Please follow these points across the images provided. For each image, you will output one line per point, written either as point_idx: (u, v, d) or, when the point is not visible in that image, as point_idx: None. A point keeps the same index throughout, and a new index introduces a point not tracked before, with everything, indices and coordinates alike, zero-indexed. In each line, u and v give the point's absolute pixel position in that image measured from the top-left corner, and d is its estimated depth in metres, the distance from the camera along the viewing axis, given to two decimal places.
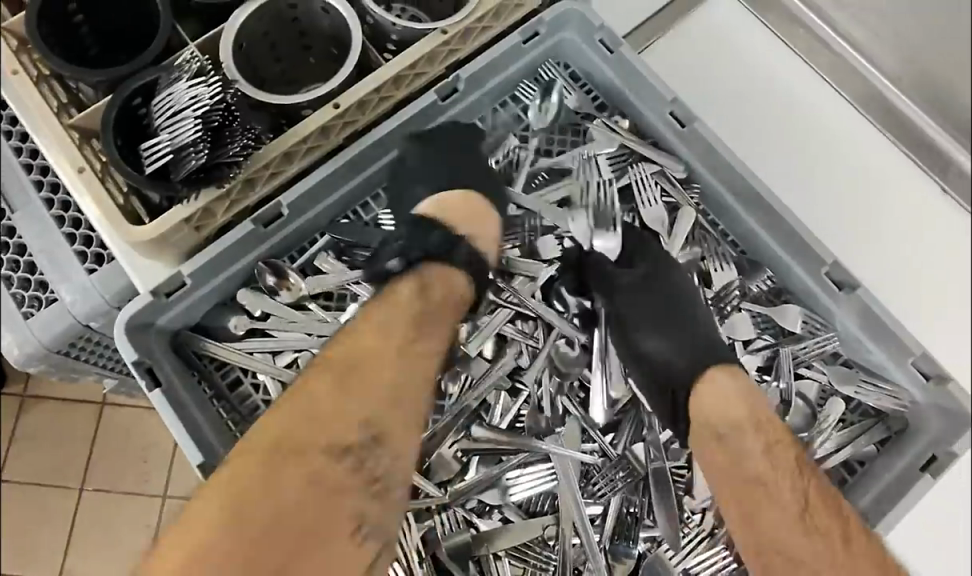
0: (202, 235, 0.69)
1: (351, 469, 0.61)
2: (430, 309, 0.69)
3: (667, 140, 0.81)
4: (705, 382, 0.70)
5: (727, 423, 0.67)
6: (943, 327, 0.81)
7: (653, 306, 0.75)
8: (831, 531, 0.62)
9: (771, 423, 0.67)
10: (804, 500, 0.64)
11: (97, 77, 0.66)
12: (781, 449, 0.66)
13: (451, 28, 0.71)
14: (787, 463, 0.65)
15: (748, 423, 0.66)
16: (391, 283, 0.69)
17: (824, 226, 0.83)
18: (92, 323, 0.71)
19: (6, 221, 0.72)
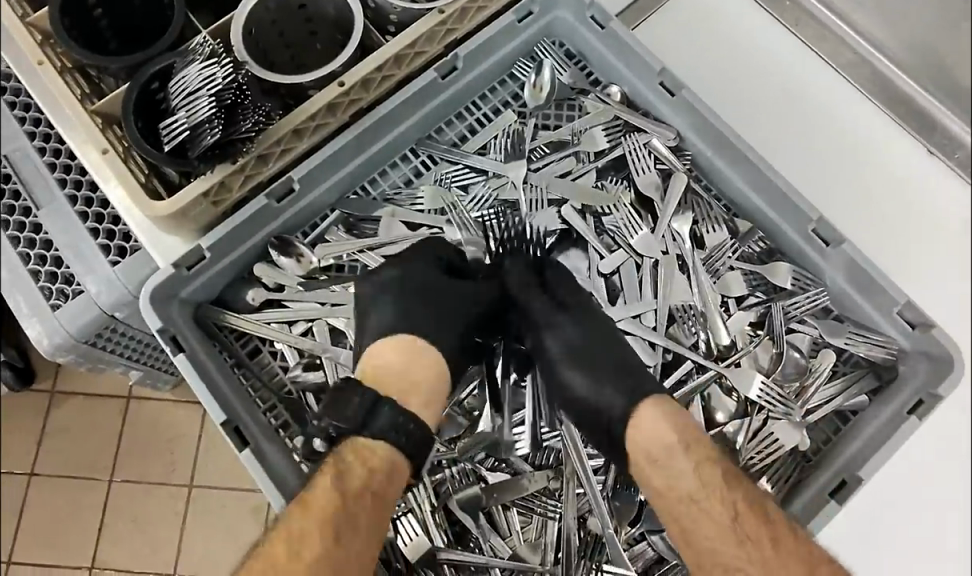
0: (219, 211, 0.74)
1: None
2: (385, 487, 0.68)
3: (658, 110, 0.85)
4: (636, 419, 0.70)
5: (660, 447, 0.69)
6: (930, 278, 0.83)
7: (578, 336, 0.76)
8: (760, 538, 0.64)
9: (700, 442, 0.69)
10: (732, 510, 0.66)
11: (116, 64, 0.71)
12: (715, 470, 0.68)
13: (446, 8, 0.76)
14: (716, 483, 0.67)
15: (679, 445, 0.68)
16: (361, 450, 0.68)
17: (821, 189, 0.86)
18: (118, 312, 0.76)
19: (32, 218, 0.77)
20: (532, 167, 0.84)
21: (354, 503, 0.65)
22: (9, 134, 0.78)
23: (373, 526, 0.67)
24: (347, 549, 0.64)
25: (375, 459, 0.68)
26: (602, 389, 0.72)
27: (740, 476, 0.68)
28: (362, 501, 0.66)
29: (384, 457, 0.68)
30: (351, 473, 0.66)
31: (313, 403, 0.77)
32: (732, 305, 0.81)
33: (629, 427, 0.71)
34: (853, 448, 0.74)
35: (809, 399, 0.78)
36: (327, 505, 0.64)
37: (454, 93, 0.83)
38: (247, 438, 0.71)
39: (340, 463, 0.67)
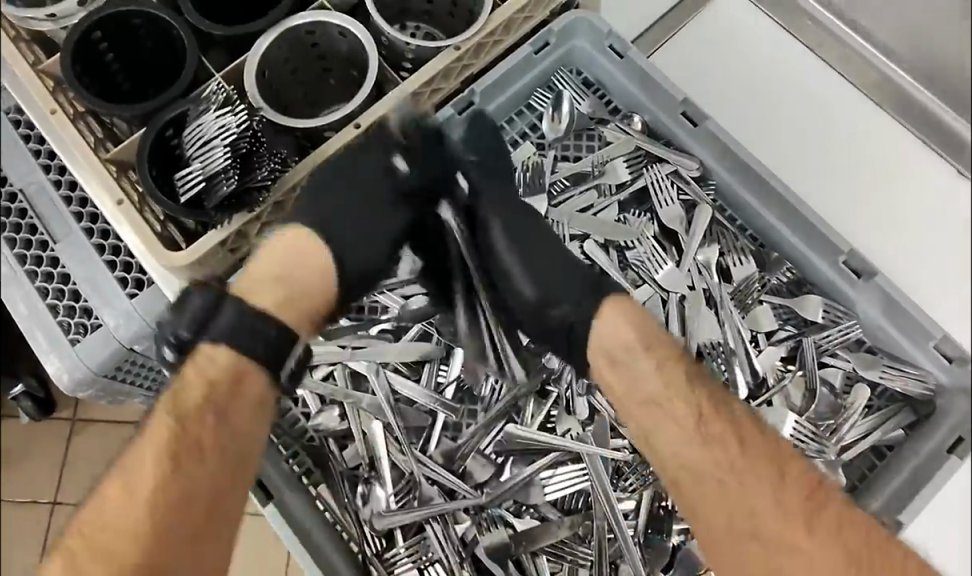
0: (235, 258, 0.73)
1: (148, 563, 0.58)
2: (219, 398, 0.63)
3: (679, 140, 0.83)
4: (599, 321, 0.69)
5: (619, 345, 0.67)
6: (947, 295, 0.83)
7: (526, 239, 0.73)
8: (725, 436, 0.64)
9: (659, 342, 0.68)
10: (698, 410, 0.65)
11: (127, 112, 0.69)
12: (679, 368, 0.67)
13: (463, 45, 0.74)
14: (679, 379, 0.66)
15: (640, 346, 0.67)
16: (199, 360, 0.64)
17: (837, 208, 0.85)
18: (138, 346, 0.74)
19: (49, 252, 0.76)
20: (554, 200, 0.83)
21: (191, 422, 0.63)
22: (26, 170, 0.78)
23: (230, 430, 0.64)
24: (192, 471, 0.62)
25: (214, 367, 0.64)
26: (551, 289, 0.71)
27: (700, 376, 0.68)
28: (200, 405, 0.63)
29: (224, 365, 0.64)
30: (183, 431, 0.62)
31: (336, 451, 0.75)
32: (762, 340, 0.79)
33: (594, 324, 0.69)
34: (891, 487, 0.72)
35: (845, 436, 0.76)
36: (161, 432, 0.62)
37: None
38: (270, 488, 0.70)
39: (179, 418, 0.62)
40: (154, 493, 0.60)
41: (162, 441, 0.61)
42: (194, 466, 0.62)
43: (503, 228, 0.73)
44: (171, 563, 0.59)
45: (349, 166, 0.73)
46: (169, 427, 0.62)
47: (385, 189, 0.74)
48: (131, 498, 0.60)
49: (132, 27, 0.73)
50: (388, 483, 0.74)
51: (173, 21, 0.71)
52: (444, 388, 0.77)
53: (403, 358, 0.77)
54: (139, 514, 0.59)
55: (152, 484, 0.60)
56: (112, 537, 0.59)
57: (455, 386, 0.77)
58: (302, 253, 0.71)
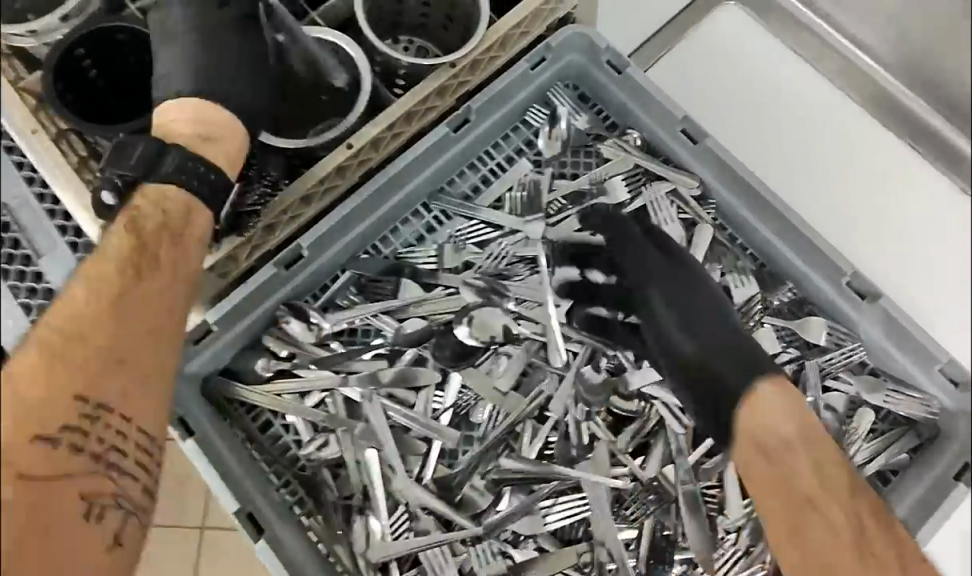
0: (225, 282, 0.71)
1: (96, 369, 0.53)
2: (176, 230, 0.60)
3: (679, 157, 0.81)
4: (753, 407, 0.66)
5: (777, 439, 0.64)
6: (952, 317, 0.81)
7: (685, 303, 0.73)
8: (885, 561, 0.61)
9: (821, 438, 0.65)
10: (855, 519, 0.62)
11: (110, 134, 0.66)
12: (833, 451, 0.65)
13: (458, 62, 0.72)
14: (836, 462, 0.64)
15: (798, 440, 0.64)
16: (153, 194, 0.61)
17: (835, 227, 0.83)
18: None
19: (32, 267, 0.74)
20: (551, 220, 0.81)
21: (150, 242, 0.58)
22: (10, 180, 0.74)
23: (182, 268, 0.60)
24: (149, 288, 0.57)
25: (171, 203, 0.61)
26: (725, 356, 0.69)
27: (858, 481, 0.65)
28: (158, 232, 0.59)
29: (178, 202, 0.61)
30: (131, 249, 0.58)
31: (330, 480, 0.73)
32: None
33: (746, 407, 0.66)
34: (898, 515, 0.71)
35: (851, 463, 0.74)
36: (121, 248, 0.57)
37: (467, 145, 0.80)
38: (261, 524, 0.68)
39: (127, 235, 0.58)
40: (97, 308, 0.54)
41: (111, 257, 0.57)
42: (140, 302, 0.56)
43: (661, 295, 0.74)
44: (114, 380, 0.54)
45: (222, 61, 0.67)
46: (128, 239, 0.58)
47: (234, 59, 0.68)
48: (74, 313, 0.54)
49: (117, 42, 0.70)
50: (382, 513, 0.72)
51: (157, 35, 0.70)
52: (440, 414, 0.75)
53: (396, 385, 0.75)
54: (93, 311, 0.54)
55: (92, 300, 0.54)
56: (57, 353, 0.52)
57: (450, 413, 0.75)
58: (196, 111, 0.65)
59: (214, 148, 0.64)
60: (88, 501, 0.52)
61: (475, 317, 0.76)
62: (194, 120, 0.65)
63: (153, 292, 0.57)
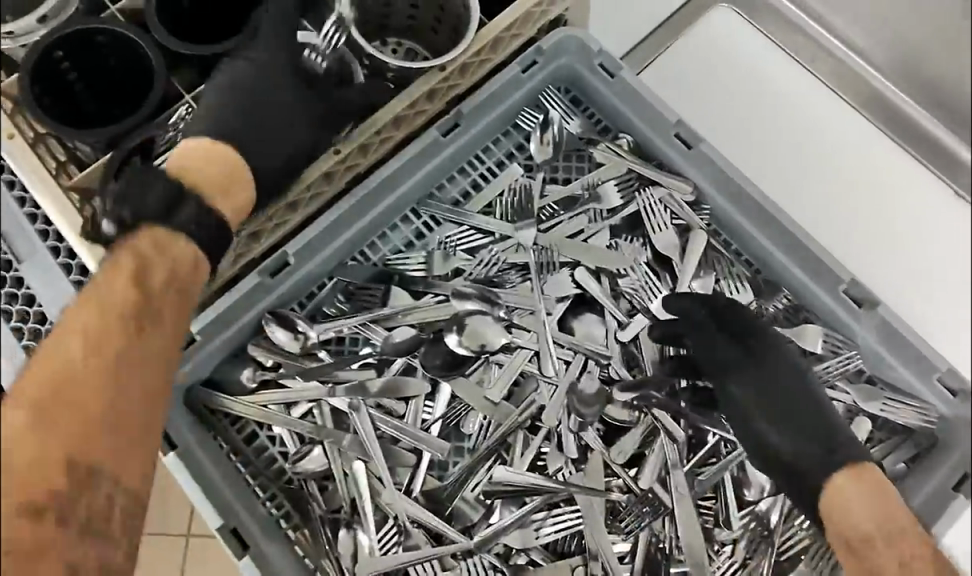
0: (209, 290, 0.69)
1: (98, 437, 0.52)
2: (180, 281, 0.59)
3: (673, 162, 0.80)
4: (833, 493, 0.67)
5: (856, 532, 0.64)
6: (949, 324, 0.80)
7: (772, 391, 0.72)
8: None
9: (904, 533, 0.64)
10: None
11: (90, 138, 0.64)
12: (904, 519, 0.65)
13: (448, 65, 0.70)
14: (905, 529, 0.64)
15: (879, 536, 0.63)
16: (161, 242, 0.59)
17: (830, 233, 0.82)
18: None
19: (13, 272, 0.71)
20: (541, 227, 0.79)
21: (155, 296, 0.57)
22: None
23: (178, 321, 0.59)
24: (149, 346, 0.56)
25: (180, 252, 0.59)
26: (811, 449, 0.69)
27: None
28: (164, 286, 0.58)
29: (186, 251, 0.60)
30: (130, 286, 0.56)
31: (317, 493, 0.71)
32: None
33: (827, 493, 0.67)
34: None
35: None
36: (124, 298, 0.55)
37: (457, 150, 0.78)
38: (246, 539, 0.66)
39: (121, 272, 0.56)
40: (92, 358, 0.53)
41: (109, 304, 0.55)
42: (135, 346, 0.55)
43: (751, 388, 0.72)
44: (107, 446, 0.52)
45: (256, 99, 0.69)
46: (132, 290, 0.56)
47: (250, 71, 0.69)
48: (61, 366, 0.52)
49: (95, 45, 0.68)
50: (370, 528, 0.70)
51: (140, 39, 0.66)
52: (429, 425, 0.73)
53: (385, 395, 0.73)
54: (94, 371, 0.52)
55: (86, 351, 0.53)
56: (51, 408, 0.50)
57: (440, 424, 0.73)
58: (210, 156, 0.65)
59: (227, 198, 0.65)
60: (75, 567, 0.49)
61: (466, 326, 0.74)
62: (208, 165, 0.65)
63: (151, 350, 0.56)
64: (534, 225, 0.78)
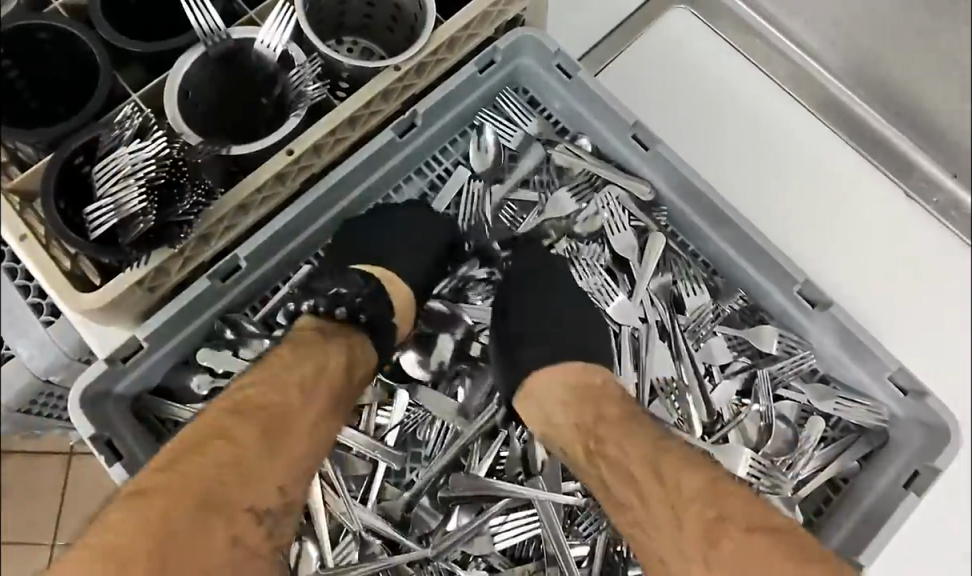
0: (156, 296, 0.67)
1: (250, 517, 0.57)
2: (347, 383, 0.66)
3: (632, 163, 0.79)
4: (524, 395, 0.70)
5: (546, 418, 0.67)
6: (903, 323, 0.81)
7: (537, 311, 0.74)
8: (700, 517, 0.57)
9: (598, 421, 0.64)
10: (659, 479, 0.59)
11: (33, 139, 0.62)
12: (620, 425, 0.64)
13: (403, 65, 0.69)
14: (609, 435, 0.63)
15: (572, 425, 0.65)
16: (356, 345, 0.68)
17: (784, 235, 0.83)
18: (51, 377, 0.69)
19: None
20: (506, 257, 0.79)
21: (321, 387, 0.63)
22: None
23: (339, 406, 0.65)
24: (313, 432, 0.62)
25: (361, 357, 0.68)
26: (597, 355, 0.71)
27: (692, 458, 0.61)
28: (332, 376, 0.64)
29: (361, 366, 0.68)
30: (340, 389, 0.65)
31: None
32: (717, 373, 0.77)
33: (522, 398, 0.70)
34: (849, 525, 0.71)
35: (798, 473, 0.75)
36: (302, 379, 0.62)
37: (414, 149, 0.78)
38: None
39: (314, 344, 0.65)
40: (261, 431, 0.59)
41: (329, 374, 0.64)
42: (323, 435, 0.64)
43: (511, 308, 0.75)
44: (256, 504, 0.58)
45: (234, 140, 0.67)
46: (335, 375, 0.64)
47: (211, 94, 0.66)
48: (232, 435, 0.58)
49: (38, 42, 0.65)
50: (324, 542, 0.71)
51: (84, 36, 0.64)
52: (386, 434, 0.74)
53: None
54: (268, 442, 0.59)
55: (254, 425, 0.59)
56: (237, 472, 0.57)
57: (397, 432, 0.74)
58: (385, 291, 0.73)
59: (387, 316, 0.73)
60: None
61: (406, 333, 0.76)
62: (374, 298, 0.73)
63: (306, 432, 0.62)
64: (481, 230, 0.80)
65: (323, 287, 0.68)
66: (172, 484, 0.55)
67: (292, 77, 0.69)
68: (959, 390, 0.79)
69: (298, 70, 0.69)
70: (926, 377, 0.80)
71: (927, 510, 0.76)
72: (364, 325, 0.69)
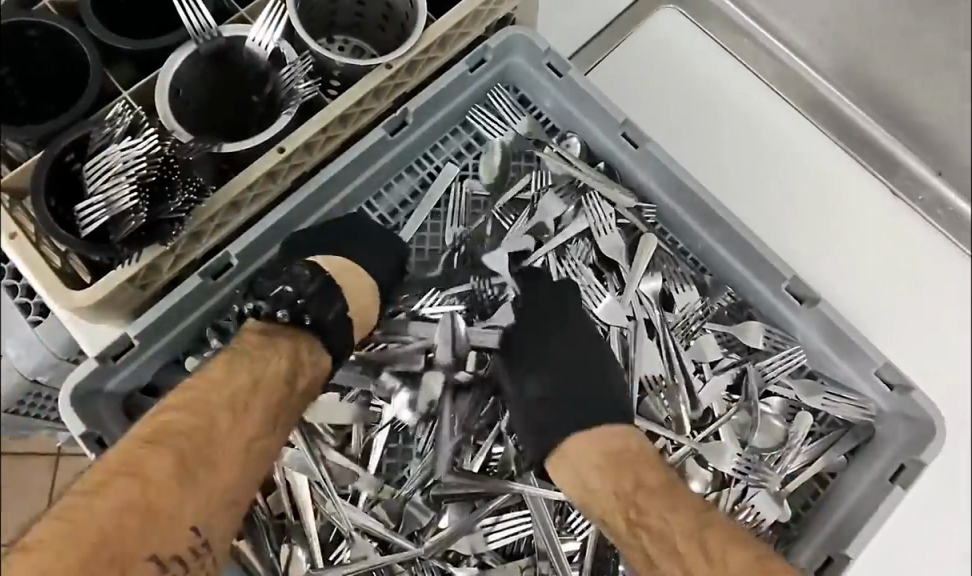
0: (147, 294, 0.67)
1: (174, 526, 0.55)
2: (294, 389, 0.64)
3: (622, 161, 0.80)
4: (559, 455, 0.68)
5: (581, 483, 0.66)
6: (890, 320, 0.82)
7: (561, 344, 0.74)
8: None
9: (638, 486, 0.64)
10: (703, 552, 0.59)
11: (24, 136, 0.61)
12: (661, 495, 0.63)
13: (395, 63, 0.69)
14: (651, 505, 0.62)
15: (609, 490, 0.64)
16: (303, 347, 0.66)
17: (772, 233, 0.84)
18: (39, 377, 0.72)
19: None
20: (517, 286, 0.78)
21: (266, 389, 0.62)
22: None
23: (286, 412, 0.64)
24: (257, 436, 0.61)
25: (308, 357, 0.66)
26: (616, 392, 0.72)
27: (734, 531, 0.61)
28: (277, 378, 0.63)
29: (309, 368, 0.66)
30: (284, 393, 0.63)
31: (260, 500, 0.72)
32: (706, 370, 0.78)
33: (553, 459, 0.69)
34: (836, 518, 0.72)
35: (786, 468, 0.75)
36: (243, 381, 0.61)
37: (406, 147, 0.78)
38: None
39: (253, 357, 0.63)
40: (192, 434, 0.57)
41: (265, 386, 0.62)
42: (268, 442, 0.62)
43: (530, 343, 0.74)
44: (185, 511, 0.55)
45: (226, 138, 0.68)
46: (280, 377, 0.63)
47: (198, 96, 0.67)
48: (163, 438, 0.56)
49: (26, 39, 0.65)
50: (311, 544, 0.71)
51: (74, 33, 0.64)
52: (376, 435, 0.74)
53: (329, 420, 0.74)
54: (201, 444, 0.57)
55: (186, 427, 0.57)
56: (164, 475, 0.55)
57: (388, 430, 0.74)
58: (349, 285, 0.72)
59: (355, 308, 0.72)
60: None
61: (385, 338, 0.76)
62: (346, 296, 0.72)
63: (247, 437, 0.60)
64: (459, 232, 0.79)
65: (268, 287, 0.67)
66: (101, 488, 0.53)
67: (283, 74, 0.69)
68: (959, 390, 0.81)
69: (289, 67, 0.69)
70: (912, 372, 0.81)
71: (912, 503, 0.77)
72: (311, 328, 0.67)
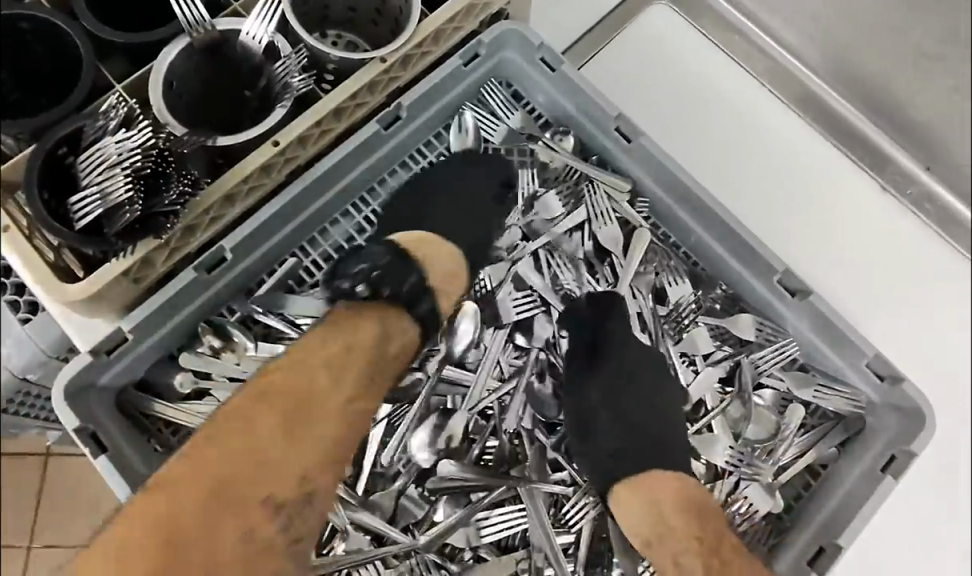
0: (142, 287, 0.67)
1: (277, 479, 0.62)
2: (380, 361, 0.68)
3: (615, 156, 0.81)
4: (620, 502, 0.69)
5: (656, 517, 0.67)
6: (880, 314, 0.83)
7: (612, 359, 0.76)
8: None
9: (719, 539, 0.66)
10: None
11: (16, 129, 0.61)
12: (740, 552, 0.66)
13: (389, 57, 0.69)
14: (734, 559, 0.65)
15: (690, 532, 0.66)
16: (389, 322, 0.69)
17: (765, 227, 0.84)
18: (29, 375, 0.70)
19: None
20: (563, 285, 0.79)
21: (352, 361, 0.67)
22: None
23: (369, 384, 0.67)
24: (344, 404, 0.65)
25: (396, 334, 0.69)
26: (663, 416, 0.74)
27: None
28: (362, 352, 0.67)
29: (393, 342, 0.69)
30: (368, 364, 0.67)
31: None
32: (700, 362, 0.78)
33: (624, 487, 0.70)
34: (829, 508, 0.72)
35: (779, 460, 0.76)
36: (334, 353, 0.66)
37: (400, 141, 0.78)
38: None
39: (314, 363, 0.66)
40: (294, 392, 0.64)
41: (357, 355, 0.67)
42: (355, 410, 0.66)
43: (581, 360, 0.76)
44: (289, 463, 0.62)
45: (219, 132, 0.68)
46: (367, 351, 0.67)
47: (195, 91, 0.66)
48: (268, 397, 0.64)
49: (19, 32, 0.64)
50: None
51: (67, 26, 0.64)
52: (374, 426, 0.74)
53: None
54: (302, 405, 0.64)
55: (287, 388, 0.64)
56: (273, 425, 0.62)
57: (385, 425, 0.74)
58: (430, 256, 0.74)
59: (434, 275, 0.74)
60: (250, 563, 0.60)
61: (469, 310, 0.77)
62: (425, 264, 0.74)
63: (335, 404, 0.65)
64: None
65: (349, 266, 0.71)
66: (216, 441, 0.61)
67: (278, 68, 0.69)
68: (948, 382, 0.81)
69: (283, 61, 0.69)
70: (903, 364, 0.82)
71: (902, 494, 0.78)
72: (389, 298, 0.70)
